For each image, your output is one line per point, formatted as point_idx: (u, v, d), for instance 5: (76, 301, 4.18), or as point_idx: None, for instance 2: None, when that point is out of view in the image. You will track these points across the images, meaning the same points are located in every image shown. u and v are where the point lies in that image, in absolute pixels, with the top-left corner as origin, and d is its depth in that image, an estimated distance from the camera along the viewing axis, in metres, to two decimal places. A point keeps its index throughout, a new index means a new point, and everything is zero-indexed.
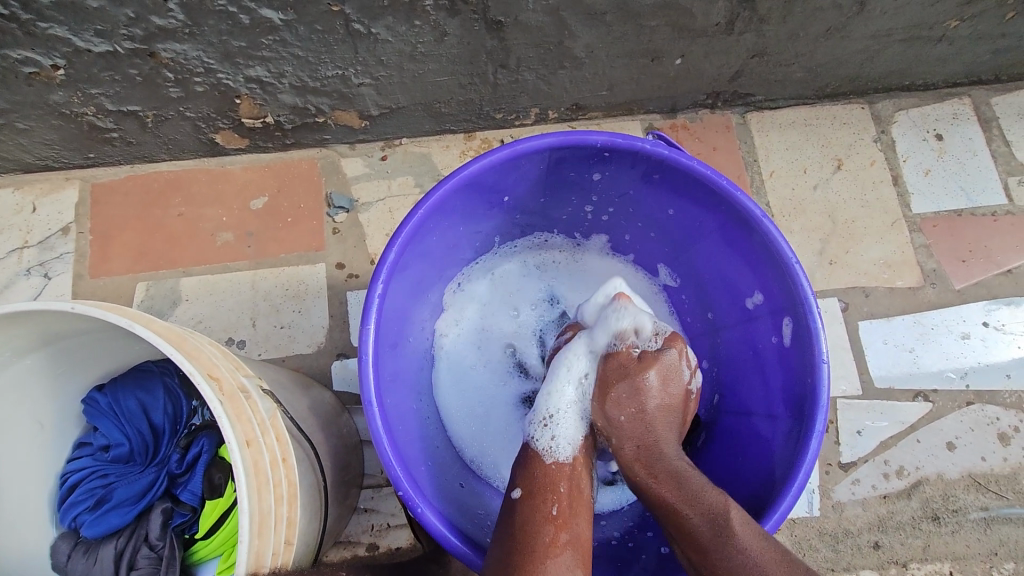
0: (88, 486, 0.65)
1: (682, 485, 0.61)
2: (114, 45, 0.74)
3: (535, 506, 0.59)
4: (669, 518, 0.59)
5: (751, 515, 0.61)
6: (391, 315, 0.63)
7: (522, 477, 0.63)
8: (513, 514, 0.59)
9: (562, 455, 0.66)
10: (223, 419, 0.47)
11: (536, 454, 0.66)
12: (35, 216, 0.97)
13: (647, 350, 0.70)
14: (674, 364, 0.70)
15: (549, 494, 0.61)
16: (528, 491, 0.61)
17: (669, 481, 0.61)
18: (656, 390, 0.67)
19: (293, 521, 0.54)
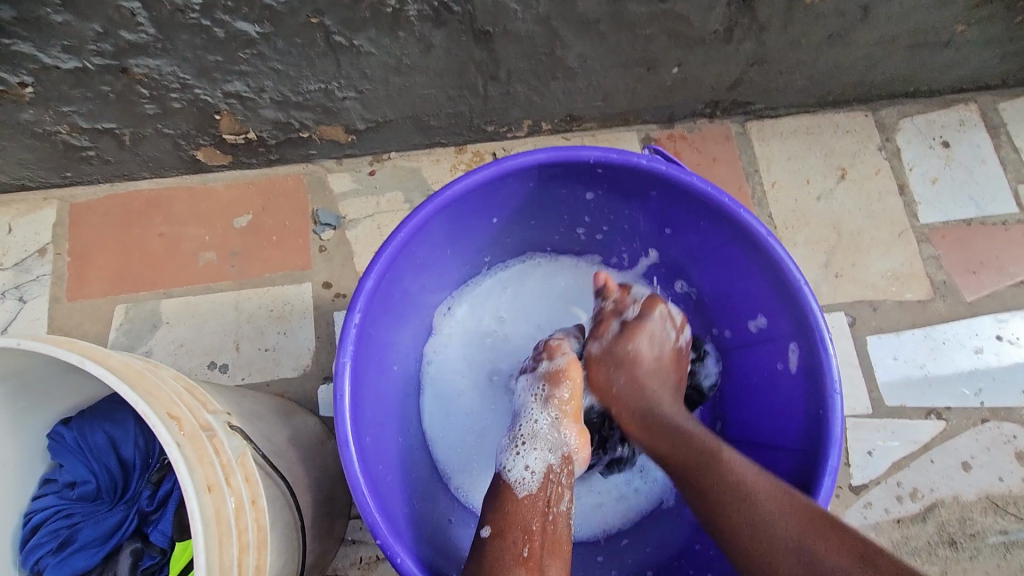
0: (52, 527, 0.61)
1: (652, 420, 0.62)
2: (83, 61, 0.71)
3: (506, 547, 0.55)
4: (649, 429, 0.62)
5: None
6: (372, 344, 0.59)
7: (493, 512, 0.59)
8: (480, 556, 0.55)
9: (535, 486, 0.61)
10: (181, 466, 0.43)
11: (507, 486, 0.61)
12: (11, 238, 0.93)
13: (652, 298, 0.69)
14: (675, 316, 0.68)
15: (523, 534, 0.56)
16: (501, 530, 0.56)
17: (668, 430, 0.61)
18: (652, 338, 0.67)
19: (261, 570, 0.49)
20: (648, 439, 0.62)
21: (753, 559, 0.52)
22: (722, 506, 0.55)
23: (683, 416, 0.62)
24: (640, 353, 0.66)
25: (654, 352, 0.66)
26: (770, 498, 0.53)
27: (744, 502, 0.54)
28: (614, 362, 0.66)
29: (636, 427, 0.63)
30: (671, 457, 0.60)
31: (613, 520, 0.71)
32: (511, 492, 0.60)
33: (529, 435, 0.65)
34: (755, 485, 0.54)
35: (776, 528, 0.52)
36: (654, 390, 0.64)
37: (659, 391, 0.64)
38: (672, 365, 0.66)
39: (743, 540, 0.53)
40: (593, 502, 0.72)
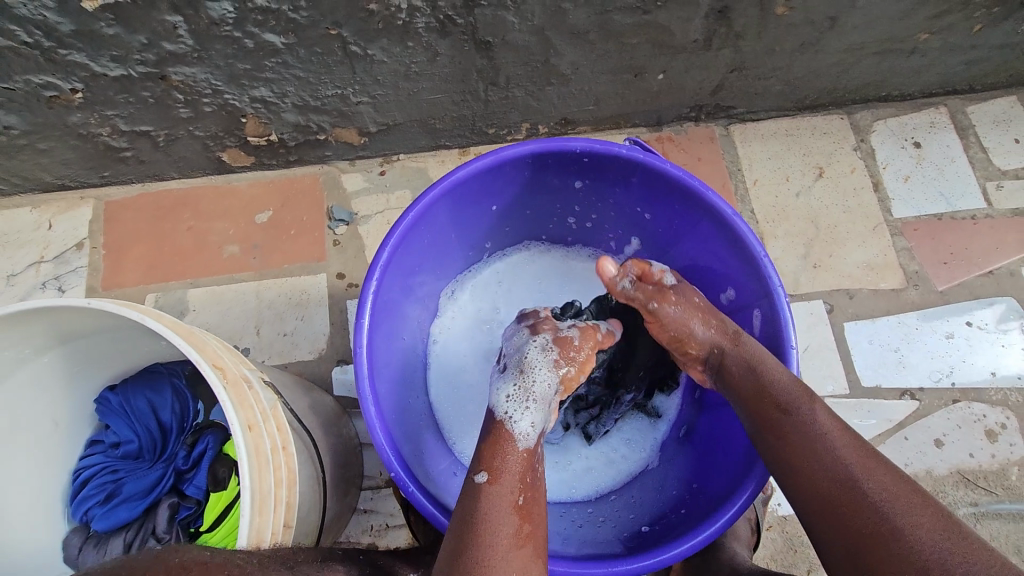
0: (99, 481, 0.69)
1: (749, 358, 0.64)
2: (128, 69, 0.80)
3: (500, 494, 0.55)
4: (751, 365, 0.64)
5: (726, 492, 0.63)
6: (386, 314, 0.66)
7: (488, 457, 0.58)
8: (471, 499, 0.55)
9: (535, 439, 0.61)
10: (228, 405, 0.50)
11: (508, 434, 0.60)
12: (52, 233, 1.02)
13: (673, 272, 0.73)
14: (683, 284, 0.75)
15: (518, 483, 0.57)
16: (496, 477, 0.56)
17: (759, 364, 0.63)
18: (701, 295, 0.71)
19: (292, 505, 0.56)
20: (736, 385, 0.64)
21: (826, 503, 0.55)
22: (806, 451, 0.58)
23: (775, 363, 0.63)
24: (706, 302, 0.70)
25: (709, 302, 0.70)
26: (858, 455, 0.56)
27: (829, 451, 0.57)
28: (699, 312, 0.68)
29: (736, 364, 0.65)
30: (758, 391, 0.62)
31: (603, 479, 0.77)
32: (510, 443, 0.60)
33: (541, 395, 0.64)
34: (843, 441, 0.57)
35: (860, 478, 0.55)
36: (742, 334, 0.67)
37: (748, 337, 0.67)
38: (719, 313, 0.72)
39: (820, 485, 0.56)
40: (588, 464, 0.78)
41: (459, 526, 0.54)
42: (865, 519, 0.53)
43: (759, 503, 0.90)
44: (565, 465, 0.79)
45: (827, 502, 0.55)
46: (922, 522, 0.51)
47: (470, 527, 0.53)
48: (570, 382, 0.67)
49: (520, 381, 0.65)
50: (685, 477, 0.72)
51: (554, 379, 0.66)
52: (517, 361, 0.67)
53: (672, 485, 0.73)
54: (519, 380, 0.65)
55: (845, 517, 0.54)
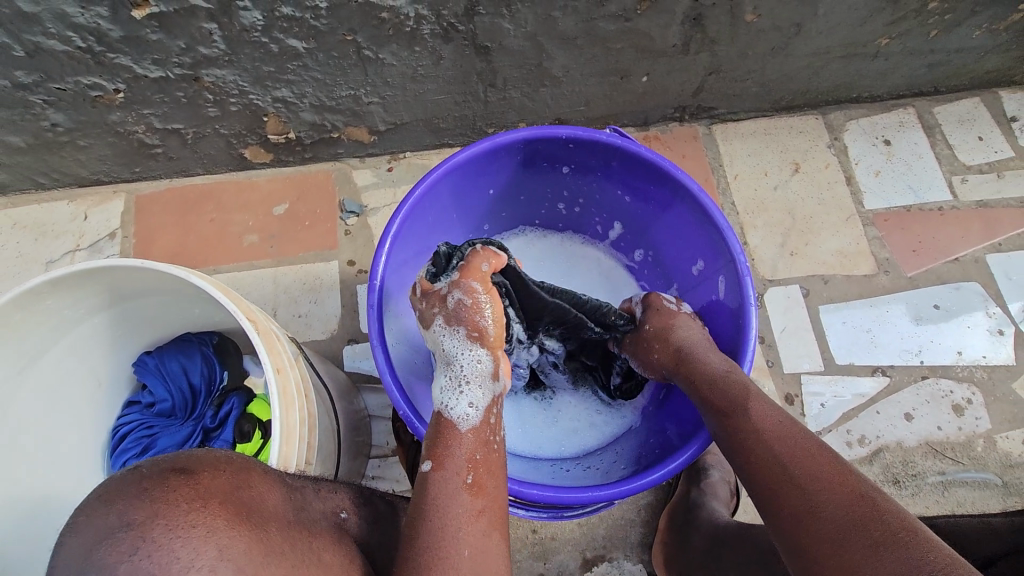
0: (135, 435, 0.77)
1: (699, 370, 0.69)
2: (166, 71, 0.89)
3: (445, 477, 0.58)
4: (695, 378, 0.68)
5: (692, 432, 0.70)
6: (395, 281, 0.74)
7: (433, 446, 0.61)
8: (420, 488, 0.58)
9: (476, 418, 0.64)
10: (261, 349, 0.58)
11: (450, 423, 0.63)
12: (86, 223, 1.10)
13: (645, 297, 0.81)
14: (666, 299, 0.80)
15: (464, 464, 0.59)
16: (440, 462, 0.59)
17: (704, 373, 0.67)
18: (662, 316, 0.77)
19: (313, 443, 0.64)
20: (691, 390, 0.69)
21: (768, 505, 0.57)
22: (743, 444, 0.61)
23: (713, 371, 0.68)
24: (666, 324, 0.76)
25: (671, 318, 0.76)
26: (782, 445, 0.59)
27: (763, 442, 0.60)
28: (648, 342, 0.77)
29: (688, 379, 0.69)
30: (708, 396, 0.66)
31: (590, 438, 0.84)
32: (453, 429, 0.62)
33: (471, 370, 0.66)
34: (774, 430, 0.60)
35: (790, 463, 0.57)
36: (687, 347, 0.72)
37: (698, 348, 0.71)
38: (690, 324, 0.75)
39: (759, 473, 0.59)
40: (575, 425, 0.86)
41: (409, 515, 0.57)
42: (794, 501, 0.55)
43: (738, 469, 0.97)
44: (557, 425, 0.86)
45: (766, 498, 0.57)
46: (840, 506, 0.53)
47: (416, 515, 0.56)
48: (490, 335, 0.68)
49: (448, 371, 0.67)
50: (663, 430, 0.79)
51: (473, 345, 0.67)
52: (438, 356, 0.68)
53: (652, 438, 0.80)
54: (447, 372, 0.66)
55: (778, 503, 0.56)
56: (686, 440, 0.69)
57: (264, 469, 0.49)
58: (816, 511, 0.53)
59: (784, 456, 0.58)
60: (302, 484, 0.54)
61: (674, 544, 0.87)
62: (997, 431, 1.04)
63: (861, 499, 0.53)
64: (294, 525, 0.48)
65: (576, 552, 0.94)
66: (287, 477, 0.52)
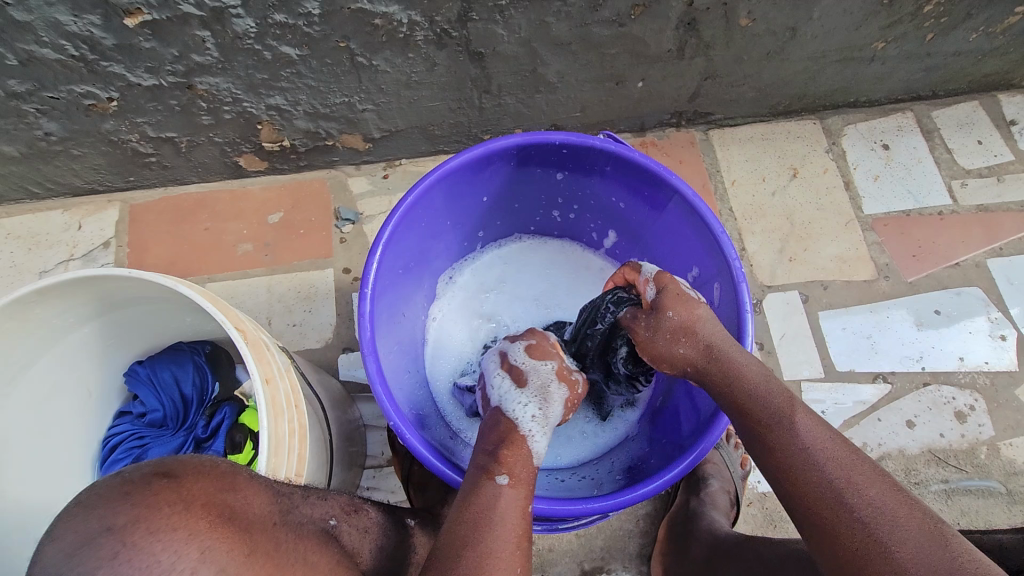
0: (126, 446, 0.76)
1: (735, 372, 0.64)
2: (160, 79, 0.89)
3: (517, 497, 0.57)
4: (728, 381, 0.64)
5: (691, 440, 0.69)
6: (387, 288, 0.73)
7: (509, 461, 0.59)
8: (475, 501, 0.57)
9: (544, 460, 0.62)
10: (249, 358, 0.57)
11: (525, 448, 0.62)
12: (80, 233, 1.10)
13: (660, 276, 0.71)
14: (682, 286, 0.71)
15: (526, 484, 0.59)
16: (515, 480, 0.58)
17: (741, 379, 0.63)
18: (681, 306, 0.68)
19: (304, 455, 0.63)
20: (726, 395, 0.64)
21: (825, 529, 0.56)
22: (794, 463, 0.59)
23: (755, 376, 0.63)
24: (693, 315, 0.68)
25: (693, 308, 0.68)
26: (842, 467, 0.57)
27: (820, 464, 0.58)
28: (666, 334, 0.68)
29: (720, 381, 0.64)
30: (746, 405, 0.62)
31: (586, 447, 0.83)
32: (526, 455, 0.61)
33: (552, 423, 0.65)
34: (830, 450, 0.58)
35: (850, 488, 0.56)
36: (718, 345, 0.65)
37: (732, 347, 0.65)
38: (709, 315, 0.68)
39: (804, 495, 0.58)
40: (571, 434, 0.84)
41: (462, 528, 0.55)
42: (853, 529, 0.54)
43: (738, 479, 0.96)
44: (553, 432, 0.84)
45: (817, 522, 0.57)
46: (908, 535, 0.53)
47: (475, 522, 0.55)
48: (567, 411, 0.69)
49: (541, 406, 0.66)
50: (659, 438, 0.79)
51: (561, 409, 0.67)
52: (538, 386, 0.67)
53: (648, 445, 0.79)
54: (542, 406, 0.65)
55: (832, 527, 0.55)
56: (685, 447, 0.68)
57: (250, 474, 0.48)
58: (879, 544, 0.53)
59: (845, 486, 0.56)
60: (290, 489, 0.53)
61: (673, 556, 0.85)
62: (1000, 438, 1.03)
63: (926, 530, 0.53)
64: (281, 528, 0.47)
65: (574, 564, 0.92)
66: (273, 484, 0.51)
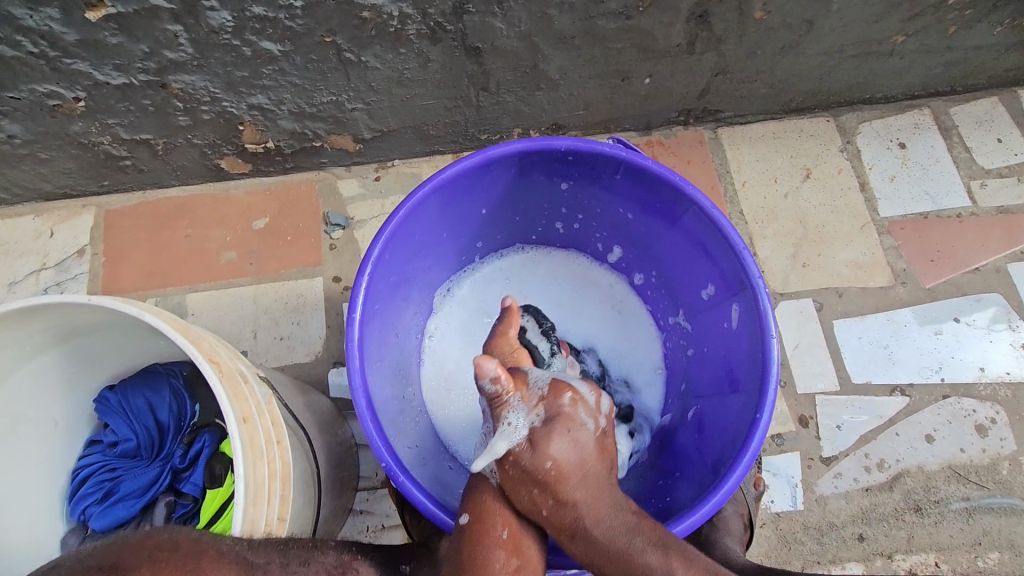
0: (96, 479, 0.70)
1: (595, 543, 0.59)
2: (130, 77, 0.82)
3: (485, 536, 0.59)
4: (595, 558, 0.59)
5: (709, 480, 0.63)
6: (376, 310, 0.68)
7: (472, 501, 0.62)
8: (465, 543, 0.59)
9: (510, 474, 0.64)
10: (223, 397, 0.52)
11: (483, 479, 0.65)
12: (52, 240, 1.03)
13: (557, 388, 0.66)
14: (587, 399, 0.67)
15: (501, 520, 0.61)
16: (478, 517, 0.60)
17: (604, 547, 0.58)
18: (564, 446, 0.62)
19: (287, 497, 0.58)
20: (591, 566, 0.59)
21: None
22: None
23: (608, 535, 0.59)
24: (560, 464, 0.61)
25: (571, 450, 0.62)
26: None
27: None
28: (521, 485, 0.61)
29: (583, 553, 0.60)
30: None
31: None
32: (486, 483, 0.64)
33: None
34: None
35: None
36: (582, 506, 0.60)
37: (587, 503, 0.61)
38: (592, 446, 0.64)
39: None
40: None
41: (457, 573, 0.57)
42: None
43: (751, 500, 0.91)
44: None
45: None
46: None
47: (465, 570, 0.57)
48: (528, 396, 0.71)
49: (489, 430, 0.71)
50: (669, 467, 0.73)
51: None
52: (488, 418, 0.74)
53: (659, 475, 0.73)
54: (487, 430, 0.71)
55: None
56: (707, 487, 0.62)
57: None
58: None
59: None
60: None
61: None
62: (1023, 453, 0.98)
63: None
64: None
65: None
66: None
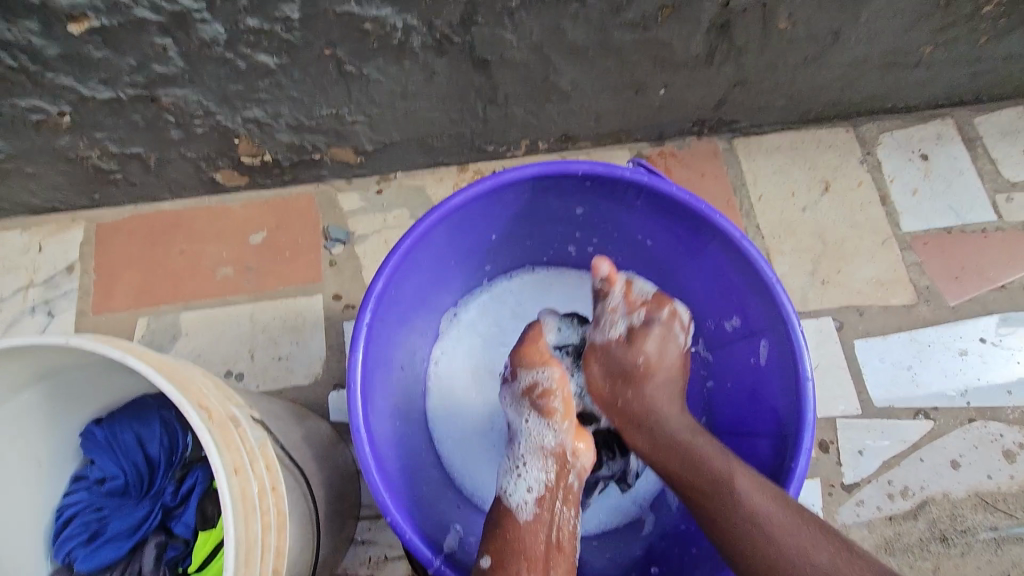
0: (82, 521, 0.66)
1: (659, 433, 0.65)
2: (118, 91, 0.78)
3: (506, 574, 0.58)
4: (657, 446, 0.65)
5: None
6: (381, 344, 0.65)
7: (492, 545, 0.61)
8: None
9: (530, 509, 0.64)
10: (212, 448, 0.48)
11: (509, 511, 0.65)
12: (41, 256, 0.99)
13: (660, 299, 0.71)
14: (684, 320, 0.71)
15: (523, 561, 0.60)
16: (499, 560, 0.59)
17: (673, 443, 0.64)
18: (653, 348, 0.69)
19: (282, 549, 0.54)
20: (648, 446, 0.66)
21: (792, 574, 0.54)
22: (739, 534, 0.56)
23: (671, 423, 0.65)
24: (649, 361, 0.69)
25: (661, 348, 0.69)
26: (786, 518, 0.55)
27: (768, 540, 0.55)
28: (619, 368, 0.70)
29: (645, 444, 0.66)
30: (678, 474, 0.62)
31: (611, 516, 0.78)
32: (512, 517, 0.64)
33: (531, 451, 0.68)
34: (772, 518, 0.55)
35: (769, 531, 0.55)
36: (656, 401, 0.67)
37: (661, 404, 0.67)
38: (678, 360, 0.70)
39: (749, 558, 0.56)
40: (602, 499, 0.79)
41: None
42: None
43: None
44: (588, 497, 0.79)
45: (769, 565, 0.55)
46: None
47: None
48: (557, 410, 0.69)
49: (510, 454, 0.71)
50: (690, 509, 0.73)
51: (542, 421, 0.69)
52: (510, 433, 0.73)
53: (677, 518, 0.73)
54: (509, 453, 0.71)
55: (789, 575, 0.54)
56: None
57: None
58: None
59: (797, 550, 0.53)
60: None
61: None
62: None
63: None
64: None
65: None
66: None
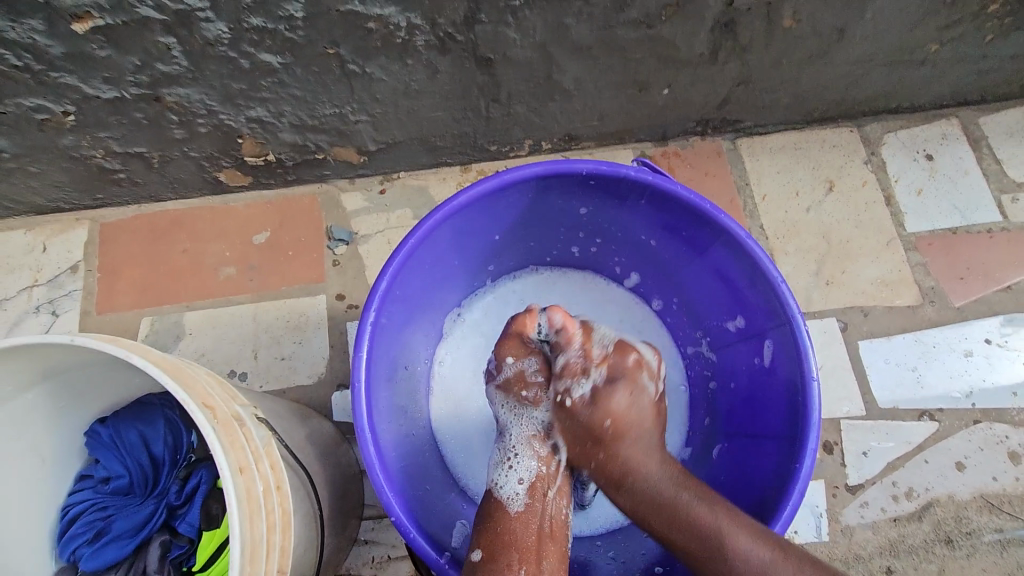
0: (88, 519, 0.66)
1: (641, 491, 0.63)
2: (121, 90, 0.78)
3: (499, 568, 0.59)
4: (637, 506, 0.63)
5: None
6: (385, 343, 0.64)
7: (484, 537, 0.62)
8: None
9: (523, 499, 0.66)
10: (217, 448, 0.48)
11: (500, 502, 0.66)
12: (45, 256, 0.99)
13: (623, 346, 0.72)
14: (650, 365, 0.72)
15: (516, 554, 0.60)
16: (492, 553, 0.60)
17: (659, 504, 0.62)
18: (618, 413, 0.67)
19: (287, 549, 0.54)
20: (631, 509, 0.64)
21: None
22: None
23: (653, 478, 0.63)
24: (617, 420, 0.67)
25: (628, 405, 0.67)
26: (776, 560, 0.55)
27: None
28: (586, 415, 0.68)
29: (626, 500, 0.64)
30: (669, 534, 0.60)
31: (618, 514, 0.78)
32: (504, 509, 0.65)
33: (522, 442, 0.71)
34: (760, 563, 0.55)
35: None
36: (634, 466, 0.65)
37: (638, 459, 0.65)
38: (650, 412, 0.68)
39: None
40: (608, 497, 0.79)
41: None
42: None
43: None
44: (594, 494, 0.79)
45: None
46: None
47: None
48: (550, 401, 0.72)
49: (498, 444, 0.72)
50: None
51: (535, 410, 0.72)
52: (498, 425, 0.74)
53: None
54: (498, 443, 0.72)
55: None
56: None
57: None
58: None
59: None
60: None
61: None
62: None
63: None
64: None
65: None
66: None
